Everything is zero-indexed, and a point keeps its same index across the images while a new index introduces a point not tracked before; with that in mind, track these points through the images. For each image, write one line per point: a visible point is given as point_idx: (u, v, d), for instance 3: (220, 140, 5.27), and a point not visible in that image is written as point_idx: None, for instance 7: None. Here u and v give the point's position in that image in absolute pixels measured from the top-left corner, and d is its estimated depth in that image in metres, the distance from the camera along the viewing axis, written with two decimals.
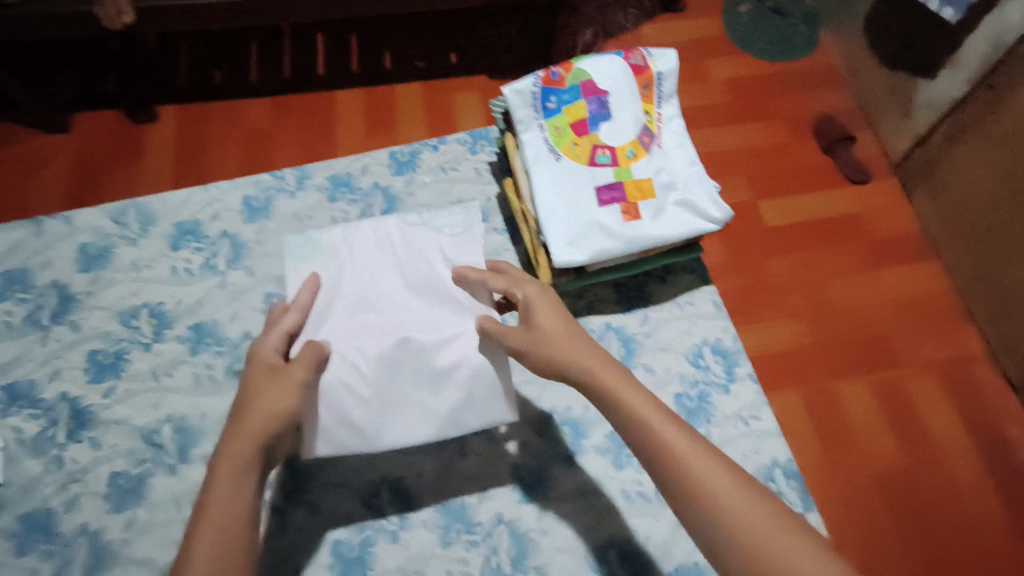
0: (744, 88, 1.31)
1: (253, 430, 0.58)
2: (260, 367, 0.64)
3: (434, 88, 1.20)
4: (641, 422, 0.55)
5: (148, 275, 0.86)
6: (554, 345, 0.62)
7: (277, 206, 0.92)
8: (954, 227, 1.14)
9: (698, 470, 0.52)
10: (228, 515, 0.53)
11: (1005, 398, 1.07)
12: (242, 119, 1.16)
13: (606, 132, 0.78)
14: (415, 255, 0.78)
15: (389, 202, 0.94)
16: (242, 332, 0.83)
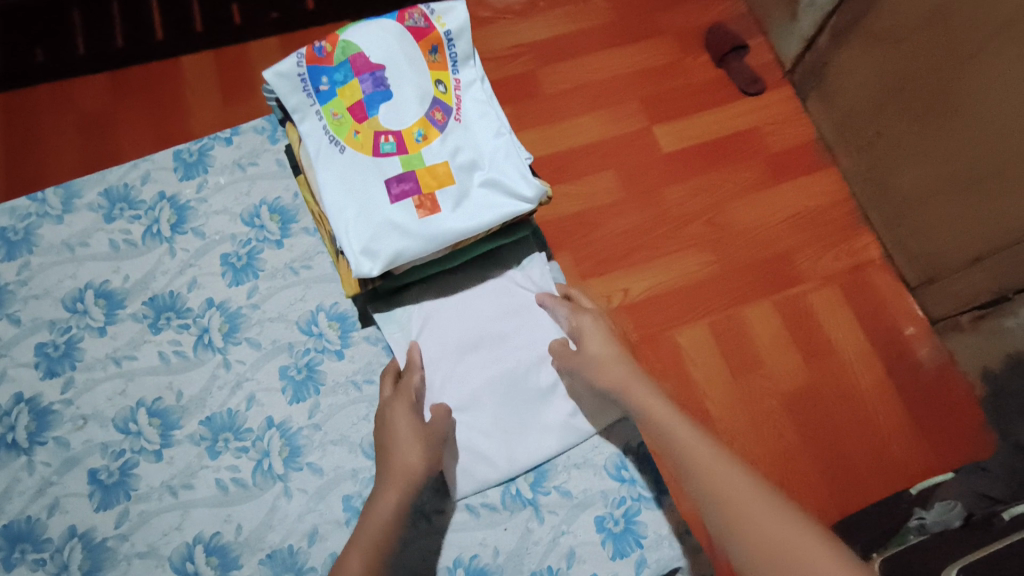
0: (628, 3, 1.19)
1: (406, 477, 0.65)
2: (407, 418, 0.68)
3: (291, 42, 1.04)
4: (671, 435, 0.61)
5: None
6: (611, 372, 0.69)
7: (40, 235, 0.79)
8: (845, 134, 1.09)
9: (718, 476, 0.57)
10: (378, 540, 0.62)
11: (903, 300, 1.05)
12: (74, 102, 0.99)
13: (388, 114, 0.69)
14: (495, 285, 0.78)
15: (177, 213, 0.81)
16: (12, 395, 0.72)
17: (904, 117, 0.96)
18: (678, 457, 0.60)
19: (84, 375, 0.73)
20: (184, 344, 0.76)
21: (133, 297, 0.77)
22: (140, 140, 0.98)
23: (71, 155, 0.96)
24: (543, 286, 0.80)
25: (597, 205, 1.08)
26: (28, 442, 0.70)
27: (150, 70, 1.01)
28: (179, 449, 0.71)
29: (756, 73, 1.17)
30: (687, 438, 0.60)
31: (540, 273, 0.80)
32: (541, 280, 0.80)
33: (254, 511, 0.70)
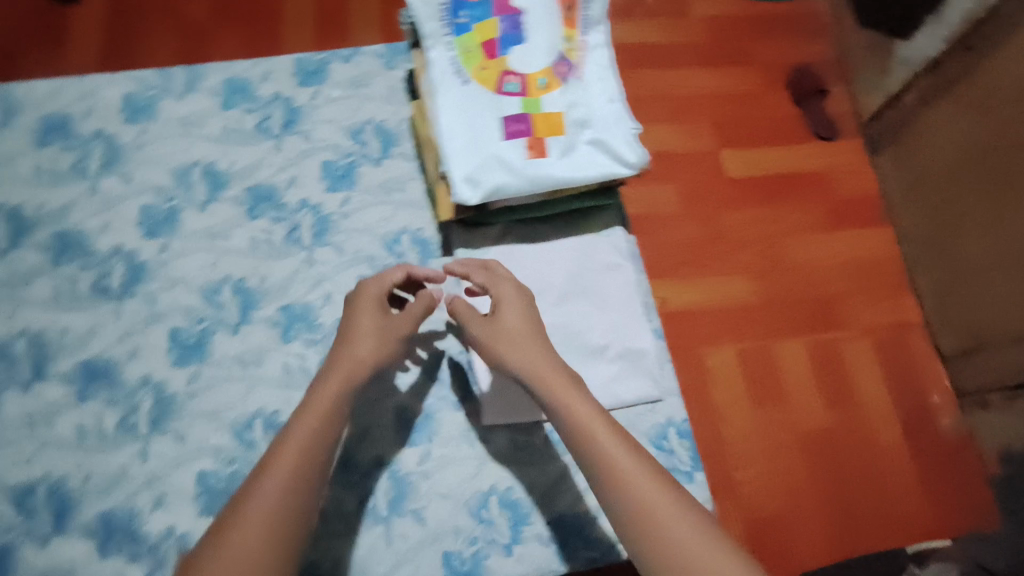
0: (724, 29, 1.21)
1: (359, 362, 0.61)
2: (371, 312, 0.65)
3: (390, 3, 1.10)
4: (584, 432, 0.56)
5: (8, 173, 0.78)
6: (521, 346, 0.63)
7: (162, 108, 0.84)
8: (914, 195, 1.07)
9: (640, 491, 0.52)
10: (314, 431, 0.56)
11: (932, 366, 1.04)
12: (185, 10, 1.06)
13: (517, 57, 0.71)
14: (571, 246, 0.79)
15: (290, 113, 0.85)
16: (114, 246, 0.76)
17: (979, 189, 0.95)
18: (591, 457, 0.55)
19: (180, 242, 0.78)
20: (274, 234, 0.80)
21: (236, 181, 0.81)
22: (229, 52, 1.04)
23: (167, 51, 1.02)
24: (618, 259, 0.80)
25: (655, 210, 1.07)
26: (121, 290, 0.75)
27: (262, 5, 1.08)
28: (255, 327, 0.75)
29: (830, 119, 1.18)
30: (607, 448, 0.55)
31: (617, 247, 0.80)
32: (618, 252, 0.80)
33: None
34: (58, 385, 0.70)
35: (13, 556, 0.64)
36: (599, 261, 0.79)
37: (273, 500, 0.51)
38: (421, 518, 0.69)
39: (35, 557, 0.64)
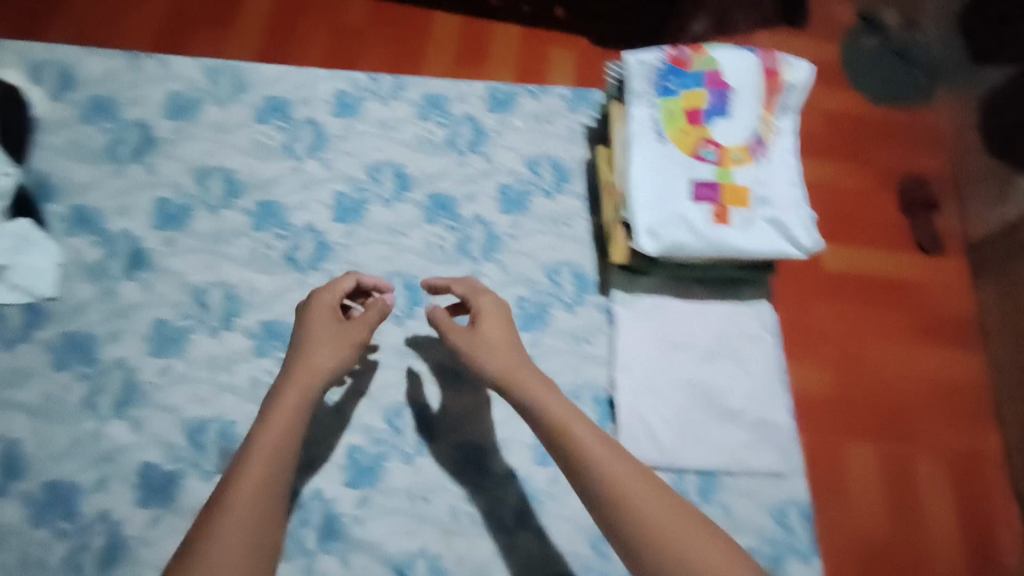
0: (839, 124, 1.11)
1: (312, 374, 0.62)
2: (326, 323, 0.67)
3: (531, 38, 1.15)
4: (572, 437, 0.59)
5: (228, 139, 0.87)
6: (500, 357, 0.65)
7: (366, 108, 0.92)
8: (1012, 325, 0.94)
9: (627, 485, 0.57)
10: (279, 446, 0.57)
11: (1010, 513, 0.89)
12: (342, 15, 1.13)
13: (718, 129, 0.77)
14: (720, 312, 0.82)
15: (478, 134, 0.92)
16: (307, 223, 0.84)
17: None
18: (585, 460, 0.58)
19: (365, 231, 0.84)
20: (446, 241, 0.85)
21: (421, 187, 0.88)
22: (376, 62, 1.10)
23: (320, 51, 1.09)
24: (763, 333, 0.82)
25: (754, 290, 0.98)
26: (309, 264, 0.81)
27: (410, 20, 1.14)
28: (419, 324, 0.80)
29: (938, 233, 1.05)
30: (595, 450, 0.59)
31: (763, 321, 0.83)
32: (765, 325, 0.83)
33: (461, 402, 0.77)
34: (240, 338, 0.76)
35: (180, 483, 0.69)
36: (744, 331, 0.82)
37: (240, 524, 0.52)
38: (544, 536, 0.72)
39: (199, 489, 0.69)
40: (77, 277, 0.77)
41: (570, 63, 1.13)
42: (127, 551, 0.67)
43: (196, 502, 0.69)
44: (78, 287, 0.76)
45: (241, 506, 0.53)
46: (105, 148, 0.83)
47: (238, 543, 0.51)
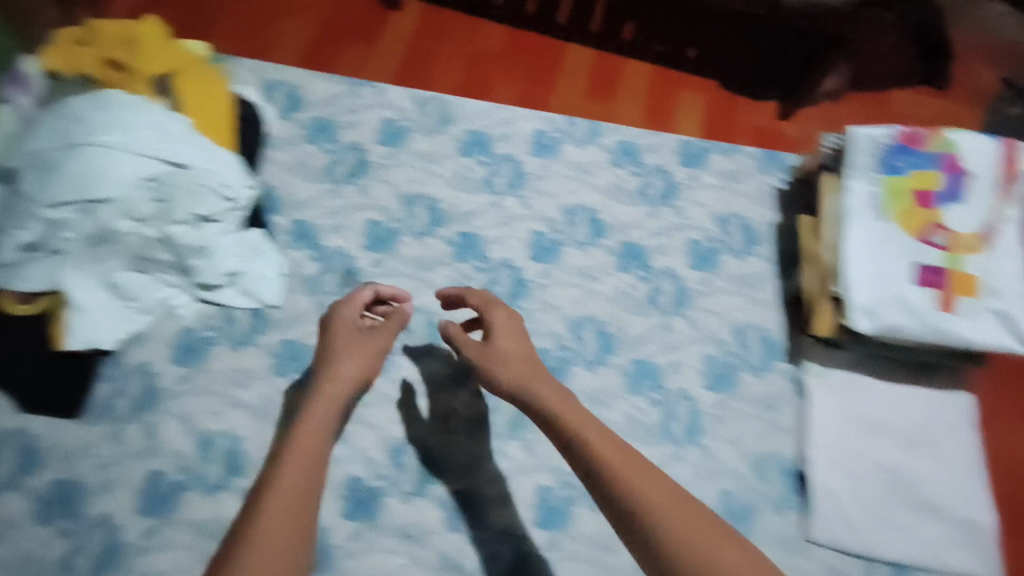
0: None
1: (337, 381, 0.65)
2: (350, 332, 0.70)
3: (663, 78, 1.18)
4: (584, 444, 0.60)
5: (434, 168, 0.90)
6: (511, 366, 0.67)
7: (564, 151, 0.94)
8: None
9: (629, 478, 0.57)
10: (313, 450, 0.59)
11: None
12: (476, 37, 1.18)
13: (947, 215, 0.75)
14: (919, 397, 0.80)
15: (669, 186, 0.93)
16: (504, 258, 0.86)
17: None
18: (597, 463, 0.58)
19: (560, 273, 0.86)
20: (637, 290, 0.86)
21: (614, 234, 0.89)
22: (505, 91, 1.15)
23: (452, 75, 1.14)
24: (963, 423, 0.79)
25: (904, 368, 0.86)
26: (508, 299, 0.84)
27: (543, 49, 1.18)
28: (609, 371, 0.82)
29: None
30: (596, 441, 0.60)
31: (964, 411, 0.80)
32: (965, 416, 0.80)
33: (649, 455, 0.78)
34: (439, 364, 0.81)
35: (382, 500, 0.74)
36: (945, 419, 0.79)
37: (272, 520, 0.53)
38: None
39: (399, 509, 0.73)
40: (297, 289, 0.82)
41: (699, 107, 1.17)
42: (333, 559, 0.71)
43: (396, 522, 0.73)
44: (298, 299, 0.81)
45: (276, 507, 0.54)
46: (324, 167, 0.88)
47: (278, 539, 0.52)
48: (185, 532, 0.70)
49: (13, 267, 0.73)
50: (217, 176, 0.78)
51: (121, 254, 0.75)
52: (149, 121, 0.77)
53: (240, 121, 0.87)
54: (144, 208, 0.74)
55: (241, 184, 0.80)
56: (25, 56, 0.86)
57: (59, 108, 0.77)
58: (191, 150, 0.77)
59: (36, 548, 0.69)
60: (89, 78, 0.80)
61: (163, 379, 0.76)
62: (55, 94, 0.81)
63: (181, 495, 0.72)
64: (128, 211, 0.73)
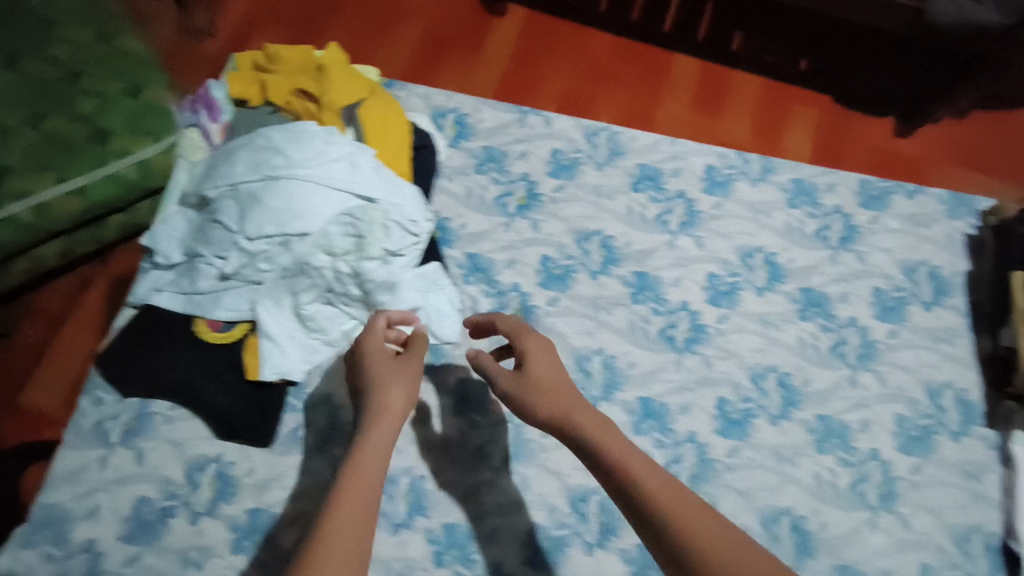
0: None
1: (387, 409, 0.58)
2: (382, 354, 0.63)
3: (774, 90, 1.27)
4: (629, 473, 0.54)
5: (606, 205, 0.88)
6: (551, 398, 0.61)
7: (736, 188, 0.90)
8: None
9: (678, 513, 0.50)
10: (370, 488, 0.51)
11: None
12: (582, 50, 1.27)
13: None
14: None
15: (849, 230, 0.88)
16: (682, 301, 0.84)
17: None
18: (643, 496, 0.52)
19: (738, 318, 0.84)
20: (821, 342, 0.83)
21: (793, 279, 0.85)
22: (605, 108, 1.23)
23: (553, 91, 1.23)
24: None
25: None
26: (684, 344, 0.83)
27: (650, 59, 1.27)
28: (793, 426, 0.79)
29: None
30: (641, 474, 0.53)
31: None
32: None
33: (841, 520, 0.75)
34: (619, 411, 0.79)
35: (566, 551, 0.74)
36: None
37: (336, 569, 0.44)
38: None
39: (582, 561, 0.73)
40: None
41: (809, 118, 1.25)
42: None
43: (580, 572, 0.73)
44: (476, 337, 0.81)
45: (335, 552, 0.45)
46: (496, 199, 0.87)
47: None
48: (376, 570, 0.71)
49: (212, 295, 0.76)
50: (403, 210, 0.77)
51: (311, 288, 0.75)
52: (342, 153, 0.76)
53: (417, 151, 0.85)
54: (337, 241, 0.75)
55: (423, 217, 0.78)
56: (210, 79, 0.87)
57: (256, 138, 0.77)
58: (379, 183, 0.76)
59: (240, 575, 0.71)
60: (282, 109, 0.82)
61: (346, 414, 0.78)
62: (247, 121, 0.82)
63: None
64: (323, 245, 0.74)
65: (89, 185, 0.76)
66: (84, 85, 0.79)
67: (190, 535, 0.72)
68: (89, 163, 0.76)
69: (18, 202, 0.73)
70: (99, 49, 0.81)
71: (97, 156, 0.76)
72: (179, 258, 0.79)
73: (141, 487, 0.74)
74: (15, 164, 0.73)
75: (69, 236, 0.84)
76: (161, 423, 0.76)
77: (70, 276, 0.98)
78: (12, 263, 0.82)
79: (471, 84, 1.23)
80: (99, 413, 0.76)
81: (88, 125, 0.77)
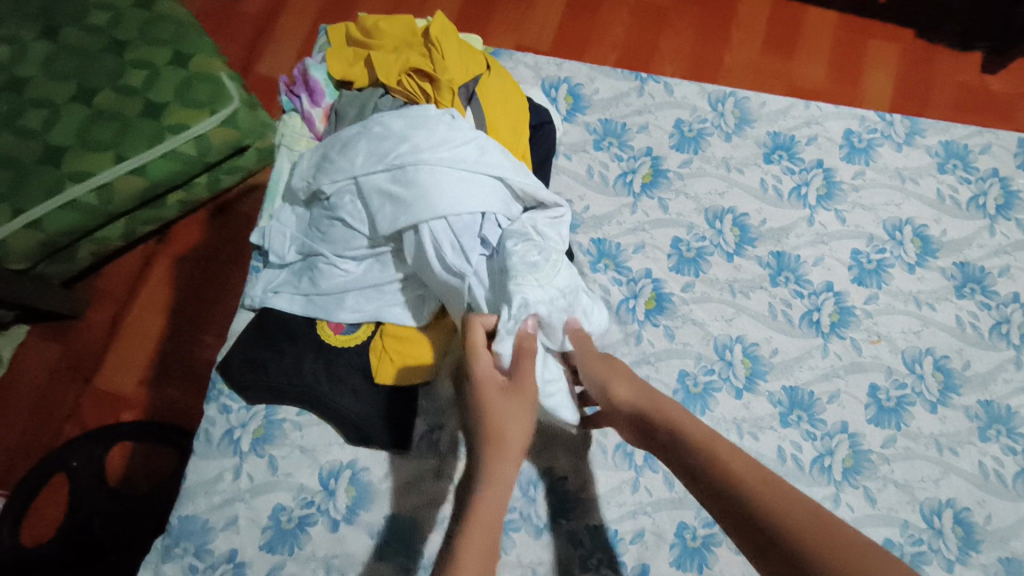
0: None
1: (511, 441, 0.53)
2: (494, 377, 0.57)
3: (850, 26, 1.17)
4: (708, 459, 0.48)
5: (738, 178, 0.81)
6: (627, 396, 0.57)
7: (879, 153, 0.83)
8: None
9: (765, 501, 0.43)
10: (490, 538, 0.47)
11: None
12: None
13: None
14: None
15: (1007, 196, 0.80)
16: (824, 282, 0.77)
17: None
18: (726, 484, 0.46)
19: (886, 296, 0.76)
20: (981, 322, 0.75)
21: (946, 252, 0.78)
22: (672, 58, 1.15)
23: (617, 41, 1.15)
24: None
25: None
26: (830, 329, 0.75)
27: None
28: (954, 413, 0.71)
29: None
30: (722, 463, 0.47)
31: None
32: None
33: (1009, 511, 0.68)
34: (765, 403, 0.72)
35: (714, 550, 0.68)
36: None
37: None
38: None
39: (733, 559, 0.68)
40: None
41: (891, 54, 1.15)
42: None
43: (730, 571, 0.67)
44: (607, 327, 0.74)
45: None
46: (619, 177, 0.81)
47: None
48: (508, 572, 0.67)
49: (335, 295, 0.73)
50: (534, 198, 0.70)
51: (446, 295, 0.69)
52: (467, 137, 0.70)
53: (533, 130, 0.80)
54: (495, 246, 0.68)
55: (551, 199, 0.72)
56: (308, 60, 0.82)
57: (372, 125, 0.72)
58: (508, 167, 0.70)
59: None
60: (393, 89, 0.77)
61: None
62: (355, 104, 0.78)
63: (510, 534, 0.68)
64: (452, 246, 0.67)
65: (145, 163, 0.79)
66: (129, 58, 0.81)
67: (332, 543, 0.66)
68: (143, 141, 0.78)
69: (80, 184, 0.76)
70: (138, 16, 0.83)
71: (152, 132, 0.79)
72: (294, 257, 0.75)
73: (278, 495, 0.68)
74: (70, 144, 0.77)
75: (131, 215, 0.88)
76: (289, 430, 0.71)
77: (133, 255, 1.04)
78: (79, 244, 0.86)
79: (528, 36, 1.15)
80: (226, 422, 0.71)
81: (138, 99, 0.80)
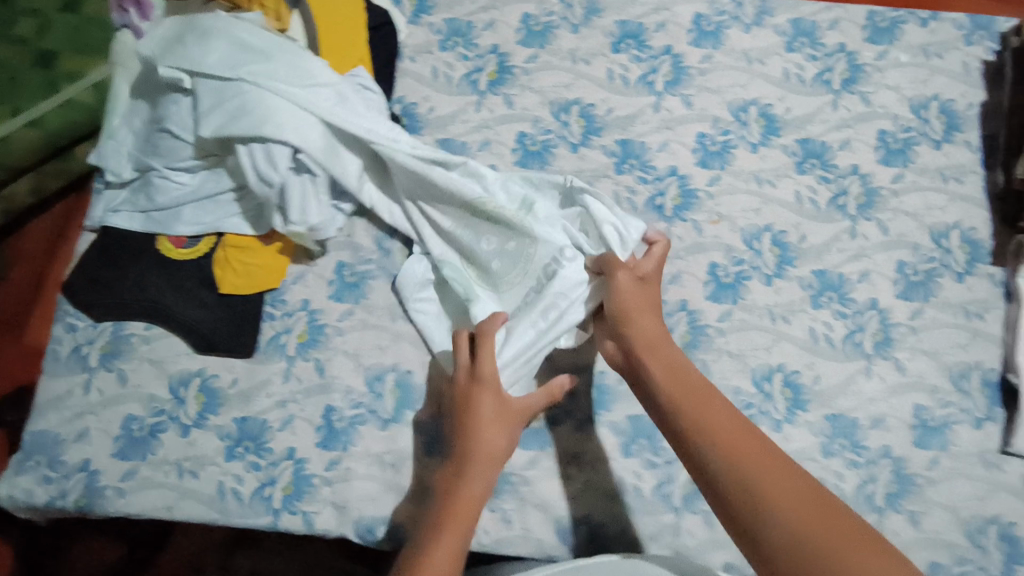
0: None
1: (491, 450, 0.59)
2: (492, 400, 0.61)
3: None
4: (682, 391, 0.56)
5: (584, 69, 0.80)
6: (643, 338, 0.61)
7: (728, 36, 0.82)
8: None
9: (721, 424, 0.52)
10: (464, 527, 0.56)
11: None
12: None
13: None
14: None
15: (852, 71, 0.81)
16: (669, 167, 0.77)
17: None
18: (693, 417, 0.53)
19: (729, 177, 0.77)
20: (819, 196, 0.76)
21: (790, 130, 0.78)
22: None
23: None
24: None
25: None
26: (672, 213, 0.75)
27: None
28: (788, 284, 0.73)
29: None
30: (699, 399, 0.55)
31: None
32: None
33: (837, 370, 0.70)
34: None
35: (556, 428, 0.71)
36: None
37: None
38: (916, 523, 0.65)
39: (573, 436, 0.70)
40: None
41: None
42: (511, 488, 0.68)
43: (569, 447, 0.70)
44: None
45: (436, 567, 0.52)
46: (465, 76, 0.80)
47: None
48: (363, 464, 0.68)
49: (172, 211, 0.73)
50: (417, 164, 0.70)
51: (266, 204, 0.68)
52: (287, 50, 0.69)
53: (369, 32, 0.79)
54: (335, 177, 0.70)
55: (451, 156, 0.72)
56: None
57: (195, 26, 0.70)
58: (333, 88, 0.69)
59: (228, 480, 0.67)
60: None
61: (329, 316, 0.73)
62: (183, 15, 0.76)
63: (356, 428, 0.69)
64: (266, 157, 0.66)
65: (39, 115, 0.82)
66: (20, 6, 0.85)
67: (182, 447, 0.68)
68: (34, 91, 0.82)
69: None
70: None
71: (40, 82, 0.83)
72: (132, 175, 0.74)
73: (129, 406, 0.69)
74: None
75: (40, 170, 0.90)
76: (138, 344, 0.71)
77: (52, 214, 1.05)
78: None
79: None
80: (74, 340, 0.71)
81: (28, 48, 0.84)
